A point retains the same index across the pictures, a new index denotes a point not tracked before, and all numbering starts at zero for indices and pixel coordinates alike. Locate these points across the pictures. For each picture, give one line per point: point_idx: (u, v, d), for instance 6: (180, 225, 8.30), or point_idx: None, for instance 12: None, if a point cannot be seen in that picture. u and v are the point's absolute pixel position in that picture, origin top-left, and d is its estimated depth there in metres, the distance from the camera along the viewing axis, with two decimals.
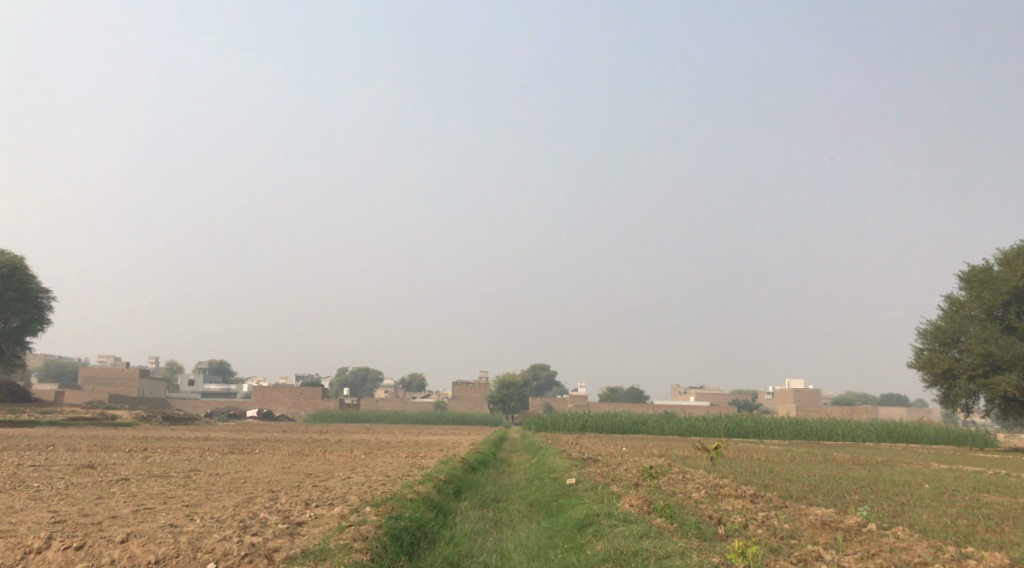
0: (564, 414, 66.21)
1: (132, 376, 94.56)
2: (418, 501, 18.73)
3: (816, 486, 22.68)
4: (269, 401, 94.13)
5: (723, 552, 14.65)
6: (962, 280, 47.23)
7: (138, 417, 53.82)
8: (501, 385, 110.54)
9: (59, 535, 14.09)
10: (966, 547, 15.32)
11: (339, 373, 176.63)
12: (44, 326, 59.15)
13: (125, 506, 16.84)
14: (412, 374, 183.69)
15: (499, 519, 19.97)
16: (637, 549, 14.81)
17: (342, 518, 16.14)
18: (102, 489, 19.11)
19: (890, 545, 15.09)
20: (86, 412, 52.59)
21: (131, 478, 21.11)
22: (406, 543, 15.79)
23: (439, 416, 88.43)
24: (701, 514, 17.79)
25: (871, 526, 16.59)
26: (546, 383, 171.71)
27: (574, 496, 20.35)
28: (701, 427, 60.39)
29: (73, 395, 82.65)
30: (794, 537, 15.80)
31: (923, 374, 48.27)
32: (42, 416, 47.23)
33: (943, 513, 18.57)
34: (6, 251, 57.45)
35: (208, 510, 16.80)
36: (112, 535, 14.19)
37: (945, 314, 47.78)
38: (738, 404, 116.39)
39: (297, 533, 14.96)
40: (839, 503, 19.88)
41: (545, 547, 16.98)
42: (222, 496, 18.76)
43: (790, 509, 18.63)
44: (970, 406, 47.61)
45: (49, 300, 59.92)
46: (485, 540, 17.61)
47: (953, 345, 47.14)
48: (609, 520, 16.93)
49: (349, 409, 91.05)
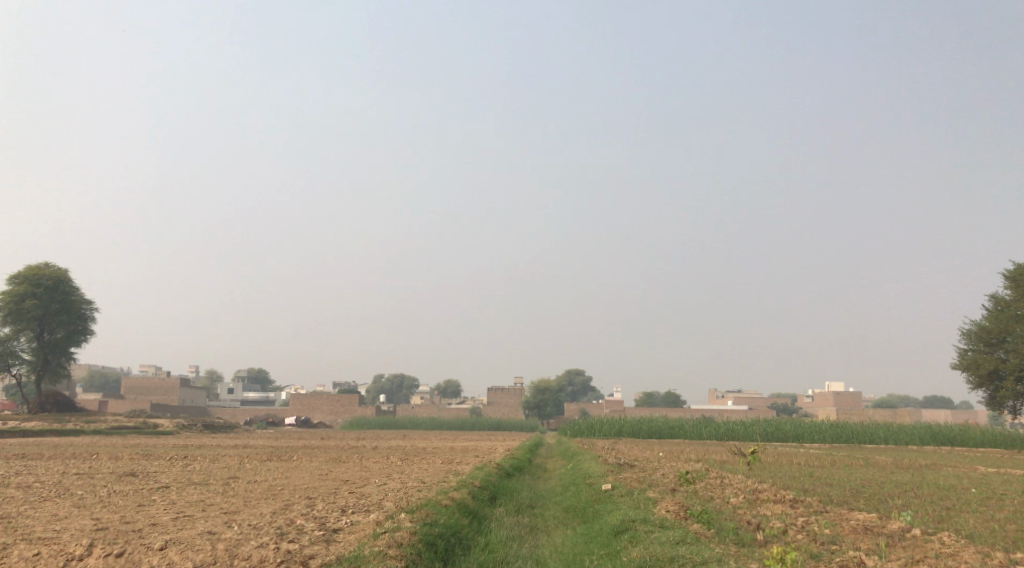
0: (600, 419, 65.82)
1: (173, 385, 95.78)
2: (453, 507, 18.73)
3: (858, 491, 22.35)
4: (308, 409, 95.03)
5: (760, 558, 14.46)
6: (1008, 280, 46.28)
7: (178, 424, 54.56)
8: (537, 390, 110.80)
9: (101, 542, 14.29)
10: (1013, 553, 14.98)
11: (376, 381, 177.89)
12: (88, 337, 60.07)
13: (165, 514, 17.01)
14: (449, 379, 184.25)
15: (535, 525, 19.91)
16: (674, 555, 14.66)
17: (377, 524, 16.17)
18: (143, 497, 19.34)
19: (936, 551, 14.77)
20: (129, 420, 53.37)
21: (171, 486, 21.33)
22: (441, 549, 15.76)
23: (474, 422, 88.55)
24: (739, 519, 17.55)
25: (916, 532, 16.24)
26: (582, 388, 171.48)
27: (610, 502, 20.26)
28: (739, 430, 59.87)
29: (116, 404, 83.90)
30: (835, 544, 15.53)
31: (968, 375, 47.31)
32: (86, 425, 48.03)
33: (990, 518, 18.17)
34: (51, 264, 58.67)
35: (246, 517, 16.91)
36: (152, 542, 14.34)
37: (989, 314, 46.86)
38: (777, 408, 115.00)
39: (333, 540, 15.01)
40: (882, 507, 19.59)
41: (580, 553, 16.87)
42: (260, 503, 18.95)
43: (831, 515, 18.32)
44: (1017, 408, 46.58)
45: (92, 312, 60.87)
46: (520, 547, 17.55)
47: (999, 346, 46.21)
48: (645, 526, 16.81)
49: (385, 416, 91.39)
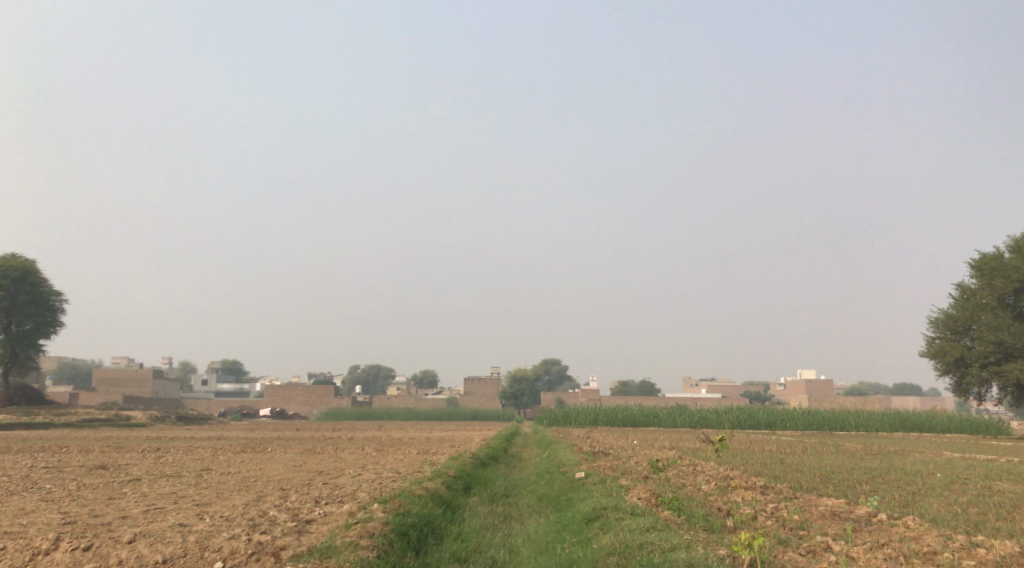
0: (575, 408, 66.12)
1: (146, 378, 94.93)
2: (426, 496, 18.76)
3: (826, 477, 22.70)
4: (282, 401, 94.55)
5: (729, 544, 14.63)
6: (973, 268, 46.93)
7: (151, 417, 54.10)
8: (513, 380, 111.32)
9: (67, 536, 14.21)
10: (977, 536, 15.23)
11: (351, 371, 177.30)
12: (57, 329, 59.52)
13: (136, 507, 16.95)
14: (425, 369, 184.15)
15: (509, 514, 20.01)
16: (643, 542, 14.81)
17: (350, 515, 16.18)
18: (113, 489, 19.24)
19: (899, 535, 15.03)
20: (99, 413, 52.83)
21: (142, 479, 21.23)
22: (414, 539, 15.81)
23: (450, 413, 88.54)
24: (709, 506, 17.74)
25: (882, 516, 16.50)
26: (557, 378, 172.01)
27: (582, 490, 20.39)
28: (712, 418, 60.43)
29: (86, 397, 82.99)
30: (803, 529, 15.75)
31: (936, 363, 47.98)
32: (56, 418, 47.51)
33: (953, 502, 18.48)
34: (18, 255, 57.93)
35: (217, 509, 16.87)
36: (120, 535, 14.29)
37: (956, 303, 47.48)
38: (749, 396, 115.99)
39: (304, 531, 15.01)
40: (850, 493, 19.88)
41: (552, 541, 16.97)
42: (232, 495, 18.90)
43: (800, 501, 18.55)
44: (982, 394, 47.40)
45: (61, 304, 60.18)
46: (492, 536, 17.64)
47: (964, 334, 46.86)
48: (616, 514, 16.95)
49: (361, 406, 91.16)
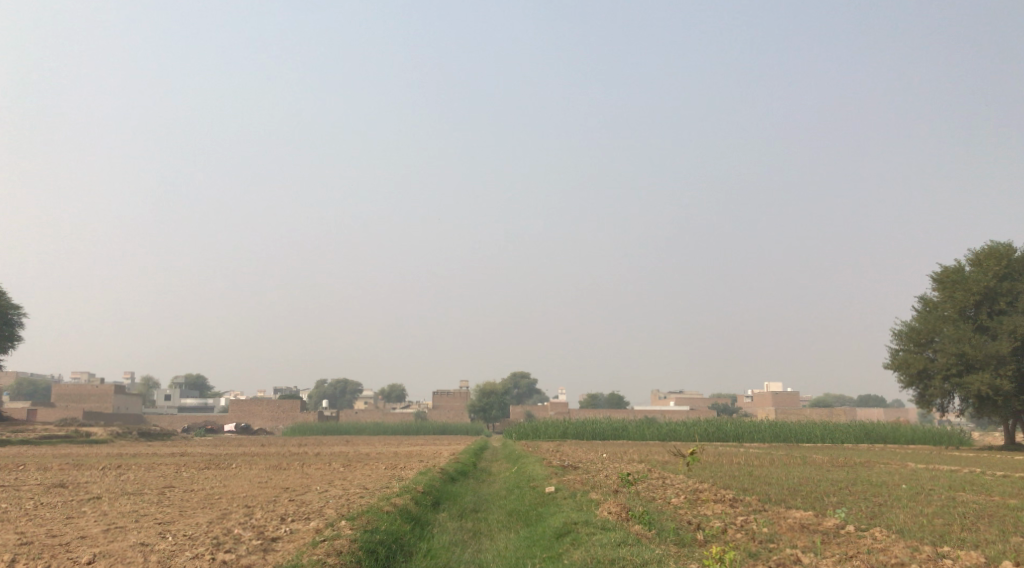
0: (544, 422, 66.08)
1: (107, 393, 93.39)
2: (395, 513, 18.54)
3: (794, 489, 22.75)
4: (247, 415, 93.19)
5: (700, 558, 14.58)
6: (935, 281, 47.53)
7: (113, 433, 53.25)
8: (481, 394, 111.87)
9: (24, 557, 13.82)
10: (943, 547, 15.31)
11: (319, 386, 176.09)
12: (14, 343, 58.35)
13: (96, 526, 16.56)
14: (393, 384, 182.93)
15: (478, 530, 19.82)
16: (614, 557, 14.67)
17: (316, 532, 15.92)
18: (72, 509, 18.78)
19: (867, 547, 15.08)
20: (60, 429, 51.93)
21: (103, 497, 20.76)
22: (381, 556, 15.60)
23: (419, 426, 87.95)
24: (679, 519, 17.69)
25: (850, 528, 16.60)
26: (528, 391, 172.06)
27: (552, 504, 20.29)
28: (681, 431, 60.67)
29: (46, 414, 81.49)
30: (773, 541, 15.77)
31: (900, 374, 48.41)
32: (15, 435, 46.67)
33: (919, 513, 18.62)
34: None
35: (180, 528, 16.55)
36: (78, 556, 13.89)
37: (919, 315, 47.98)
38: (718, 409, 116.70)
39: (270, 549, 14.75)
40: (817, 505, 19.94)
41: (523, 557, 16.80)
42: (195, 512, 18.54)
43: (769, 513, 18.58)
44: (945, 405, 48.01)
45: (18, 317, 59.03)
46: (462, 552, 17.48)
47: (927, 346, 47.36)
48: (587, 528, 16.84)
49: (328, 421, 90.27)
